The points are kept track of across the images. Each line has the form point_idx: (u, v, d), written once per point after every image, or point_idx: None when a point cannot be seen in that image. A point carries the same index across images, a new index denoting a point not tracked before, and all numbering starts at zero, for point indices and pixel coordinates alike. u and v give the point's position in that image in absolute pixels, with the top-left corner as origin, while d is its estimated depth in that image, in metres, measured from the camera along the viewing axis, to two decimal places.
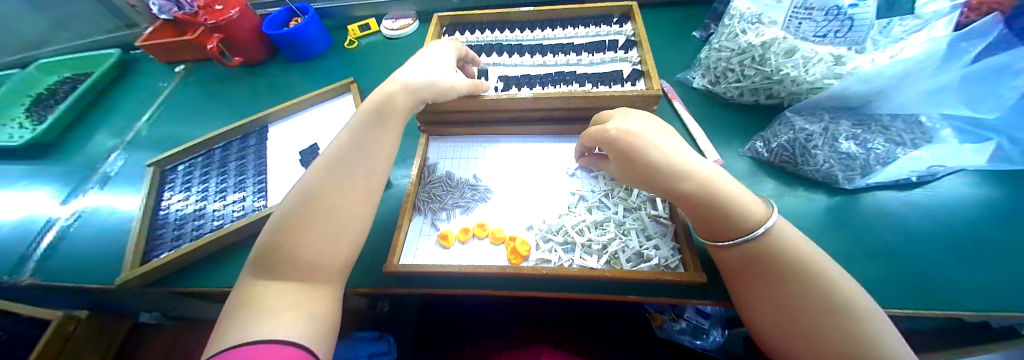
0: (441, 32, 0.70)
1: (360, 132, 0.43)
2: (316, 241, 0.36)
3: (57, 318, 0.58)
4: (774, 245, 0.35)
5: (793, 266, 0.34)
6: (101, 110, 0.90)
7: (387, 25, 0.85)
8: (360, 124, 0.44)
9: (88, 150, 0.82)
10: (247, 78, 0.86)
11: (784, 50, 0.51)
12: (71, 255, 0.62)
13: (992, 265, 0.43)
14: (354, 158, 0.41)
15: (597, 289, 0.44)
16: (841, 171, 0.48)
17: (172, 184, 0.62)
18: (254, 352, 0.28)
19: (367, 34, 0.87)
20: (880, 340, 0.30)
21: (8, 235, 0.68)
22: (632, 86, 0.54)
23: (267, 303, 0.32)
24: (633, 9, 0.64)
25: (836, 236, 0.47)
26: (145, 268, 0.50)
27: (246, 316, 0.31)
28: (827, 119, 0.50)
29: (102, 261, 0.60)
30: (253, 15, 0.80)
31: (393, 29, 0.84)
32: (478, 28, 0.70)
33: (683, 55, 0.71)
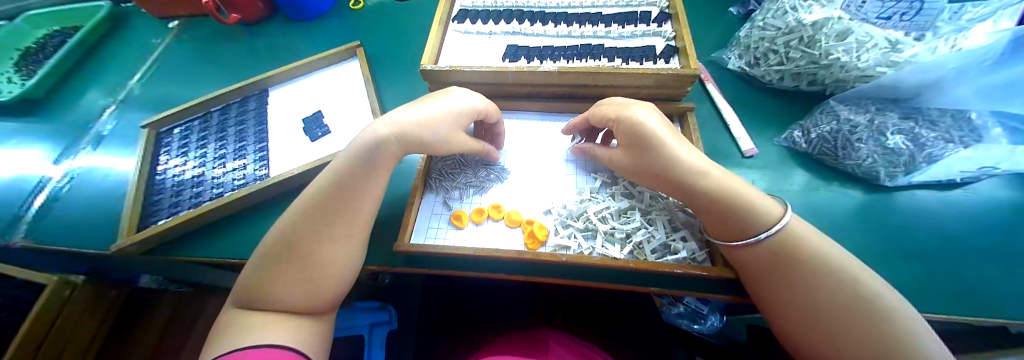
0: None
1: (355, 175, 0.38)
2: (311, 235, 0.36)
3: (52, 282, 0.65)
4: (792, 241, 0.33)
5: (814, 262, 0.32)
6: (91, 66, 0.85)
7: None
8: (351, 168, 0.38)
9: (80, 108, 0.77)
10: (245, 37, 0.80)
11: (837, 32, 0.46)
12: (64, 218, 0.60)
13: None
14: (355, 184, 0.38)
15: (619, 279, 0.42)
16: (883, 167, 0.45)
17: (168, 149, 0.59)
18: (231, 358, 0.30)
19: None
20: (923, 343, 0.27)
21: None
22: (665, 64, 0.50)
23: (266, 306, 0.34)
24: None
25: (874, 233, 0.44)
26: (142, 234, 0.48)
27: (248, 317, 0.34)
28: (873, 111, 0.46)
29: (99, 226, 0.58)
30: None
31: None
32: None
33: (718, 33, 0.67)
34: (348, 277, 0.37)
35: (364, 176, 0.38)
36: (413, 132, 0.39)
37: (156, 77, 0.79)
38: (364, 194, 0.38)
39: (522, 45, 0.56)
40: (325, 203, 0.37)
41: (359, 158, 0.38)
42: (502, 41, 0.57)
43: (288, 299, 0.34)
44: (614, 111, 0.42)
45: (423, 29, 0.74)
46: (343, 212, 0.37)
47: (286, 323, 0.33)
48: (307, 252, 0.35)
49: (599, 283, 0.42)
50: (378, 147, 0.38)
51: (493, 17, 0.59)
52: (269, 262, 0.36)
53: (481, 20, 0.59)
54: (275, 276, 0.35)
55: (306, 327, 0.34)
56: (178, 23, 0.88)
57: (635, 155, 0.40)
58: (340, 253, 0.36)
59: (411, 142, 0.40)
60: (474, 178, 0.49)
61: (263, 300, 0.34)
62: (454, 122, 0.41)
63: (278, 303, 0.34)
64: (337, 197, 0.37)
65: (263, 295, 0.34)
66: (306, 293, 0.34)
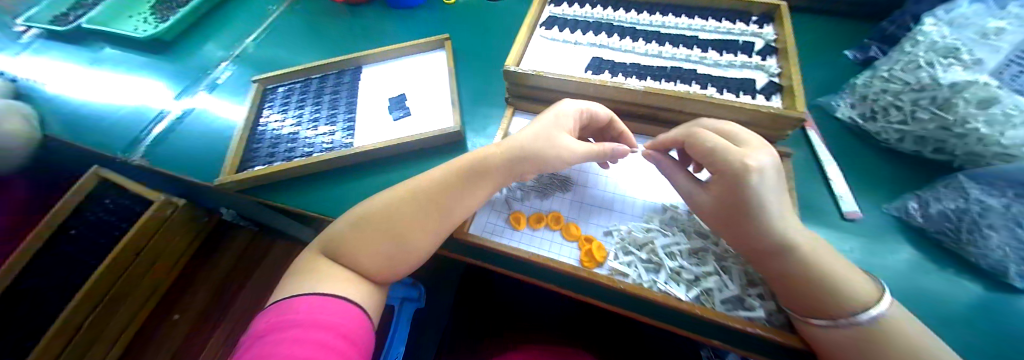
0: (550, 1, 0.65)
1: (461, 183, 0.41)
2: (406, 219, 0.38)
3: (158, 201, 0.77)
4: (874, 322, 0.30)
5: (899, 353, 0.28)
6: (214, 22, 0.97)
7: None
8: (460, 176, 0.41)
9: (201, 56, 0.89)
10: (346, 17, 0.88)
11: (979, 99, 0.40)
12: (176, 148, 0.69)
13: None
14: (465, 187, 0.41)
15: (664, 320, 0.41)
16: (1016, 264, 0.38)
17: (272, 104, 0.66)
18: (280, 305, 0.33)
19: None
20: None
21: (130, 116, 0.77)
22: (765, 101, 0.47)
23: (344, 263, 0.37)
24: (781, 9, 0.55)
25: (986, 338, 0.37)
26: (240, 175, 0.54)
27: (325, 267, 0.36)
28: (1013, 196, 0.39)
29: (201, 160, 0.66)
30: None
31: None
32: (588, 2, 0.64)
33: (828, 76, 0.61)
34: (422, 257, 0.40)
35: (473, 183, 0.41)
36: (516, 148, 0.42)
37: (266, 40, 0.89)
38: (467, 195, 0.41)
39: (608, 59, 0.56)
40: (427, 192, 0.40)
41: (469, 168, 0.41)
42: (586, 53, 0.57)
43: (368, 265, 0.37)
44: (722, 151, 0.36)
45: (509, 32, 0.76)
46: (445, 206, 0.39)
47: (354, 281, 0.36)
48: (391, 228, 0.38)
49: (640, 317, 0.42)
50: (486, 162, 0.42)
51: (581, 28, 0.60)
52: (351, 228, 0.39)
53: (569, 29, 0.60)
54: (351, 236, 0.38)
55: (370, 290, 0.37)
56: None
57: (724, 206, 0.36)
58: (413, 233, 0.38)
59: (522, 156, 0.42)
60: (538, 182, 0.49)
61: (343, 258, 0.37)
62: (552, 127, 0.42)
63: (354, 265, 0.37)
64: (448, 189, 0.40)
65: (340, 253, 0.37)
66: (381, 263, 0.37)
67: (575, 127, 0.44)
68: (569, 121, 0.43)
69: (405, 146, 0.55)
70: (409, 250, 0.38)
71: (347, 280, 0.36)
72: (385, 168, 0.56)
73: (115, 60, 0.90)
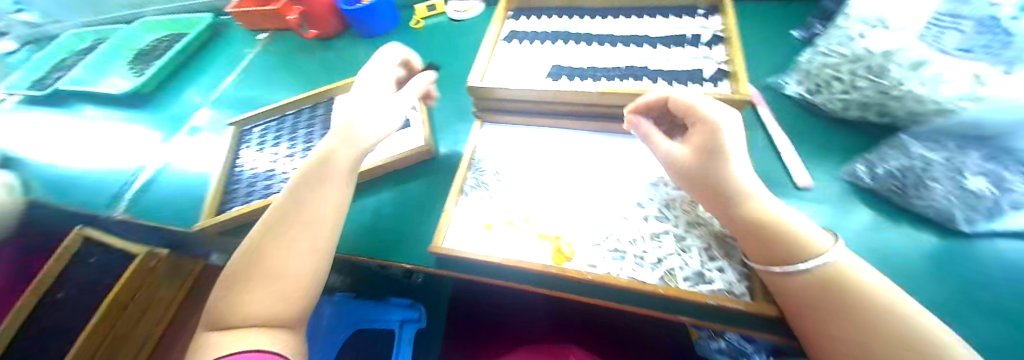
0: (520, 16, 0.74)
1: (312, 178, 0.48)
2: (285, 232, 0.45)
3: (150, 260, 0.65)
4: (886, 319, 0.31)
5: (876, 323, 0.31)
6: (194, 68, 1.05)
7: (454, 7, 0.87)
8: (309, 173, 0.48)
9: (180, 104, 0.94)
10: (317, 51, 0.91)
11: (911, 62, 0.45)
12: (159, 197, 0.71)
13: None
14: (313, 183, 0.47)
15: (732, 322, 0.42)
16: (962, 211, 0.42)
17: (248, 144, 0.68)
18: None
19: (433, 15, 0.89)
20: None
21: (103, 175, 0.77)
22: (712, 87, 0.54)
23: (240, 300, 0.41)
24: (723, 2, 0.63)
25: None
26: (226, 216, 0.57)
27: (225, 312, 0.41)
28: (953, 149, 0.44)
29: (181, 208, 0.68)
30: None
31: (461, 11, 0.86)
32: (547, 14, 0.73)
33: (772, 58, 0.68)
34: (304, 263, 0.44)
35: (317, 181, 0.48)
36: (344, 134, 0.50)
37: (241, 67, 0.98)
38: (323, 191, 0.47)
39: (565, 66, 0.63)
40: (292, 199, 0.47)
41: (310, 170, 0.48)
42: (548, 61, 0.64)
43: (273, 294, 0.41)
44: (704, 118, 0.43)
45: (469, 39, 0.82)
46: (305, 207, 0.46)
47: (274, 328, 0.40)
48: (267, 251, 0.44)
49: (731, 328, 0.42)
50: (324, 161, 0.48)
51: (549, 37, 0.68)
52: (245, 270, 0.44)
53: (535, 40, 0.68)
54: (242, 286, 0.43)
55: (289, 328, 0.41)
56: (263, 35, 1.05)
57: (700, 158, 0.44)
58: (287, 252, 0.43)
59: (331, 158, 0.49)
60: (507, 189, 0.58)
61: (236, 307, 0.41)
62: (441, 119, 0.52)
63: (253, 301, 0.41)
64: (297, 215, 0.45)
65: (237, 309, 0.41)
66: (274, 299, 0.41)
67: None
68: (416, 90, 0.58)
69: None
70: (297, 266, 0.43)
71: (264, 326, 0.40)
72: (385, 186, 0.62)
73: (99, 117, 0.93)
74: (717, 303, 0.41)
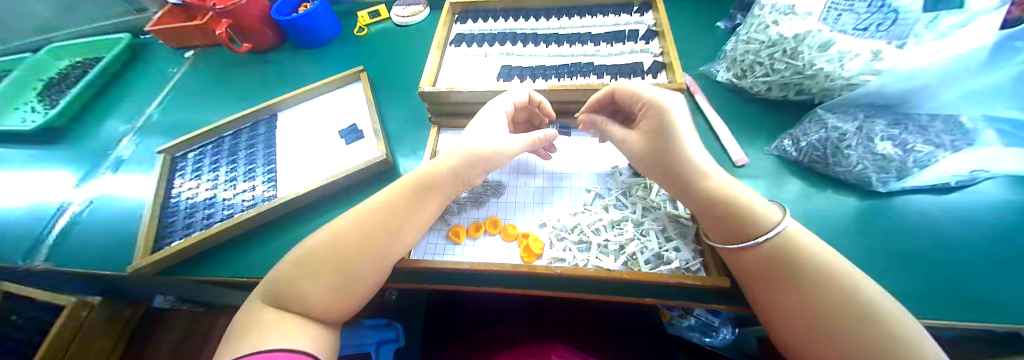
0: (462, 20, 0.74)
1: (419, 194, 0.47)
2: (363, 241, 0.42)
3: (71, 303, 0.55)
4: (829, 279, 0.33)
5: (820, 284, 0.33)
6: (115, 94, 0.95)
7: (398, 12, 0.85)
8: (421, 188, 0.47)
9: (101, 135, 0.85)
10: (255, 66, 0.86)
11: (819, 44, 0.50)
12: (83, 239, 0.65)
13: None
14: (422, 197, 0.47)
15: (693, 298, 0.45)
16: (875, 172, 0.47)
17: (183, 172, 0.62)
18: None
19: (377, 21, 0.86)
20: (910, 344, 0.28)
21: (20, 222, 0.69)
22: (653, 79, 0.57)
23: (288, 306, 0.38)
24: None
25: (934, 269, 0.44)
26: (160, 255, 0.52)
27: (259, 322, 0.37)
28: (861, 118, 0.49)
29: (109, 249, 0.62)
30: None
31: (404, 15, 0.84)
32: (491, 16, 0.74)
33: (705, 46, 0.73)
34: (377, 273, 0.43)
35: (426, 197, 0.47)
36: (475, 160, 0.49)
37: (164, 91, 0.90)
38: (424, 206, 0.47)
39: (516, 66, 0.64)
40: (391, 206, 0.45)
41: (419, 186, 0.47)
42: (495, 62, 0.65)
43: (318, 299, 0.39)
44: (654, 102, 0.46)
45: (416, 45, 0.80)
46: (406, 217, 0.45)
47: (315, 337, 0.37)
48: (344, 256, 0.41)
49: (692, 302, 0.44)
50: (433, 181, 0.48)
51: (493, 39, 0.68)
52: (295, 268, 0.41)
53: (477, 43, 0.68)
54: (295, 277, 0.40)
55: (324, 335, 0.38)
56: (193, 53, 0.97)
57: (653, 141, 0.46)
58: (352, 262, 0.41)
59: (456, 174, 0.49)
60: (471, 194, 0.57)
61: (286, 307, 0.38)
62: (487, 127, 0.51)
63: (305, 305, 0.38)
64: (396, 226, 0.44)
65: (287, 306, 0.38)
66: (324, 298, 0.39)
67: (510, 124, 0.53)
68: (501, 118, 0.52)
69: (336, 184, 0.55)
70: (354, 274, 0.41)
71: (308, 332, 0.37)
72: (336, 205, 0.56)
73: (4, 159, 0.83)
74: (678, 281, 0.43)
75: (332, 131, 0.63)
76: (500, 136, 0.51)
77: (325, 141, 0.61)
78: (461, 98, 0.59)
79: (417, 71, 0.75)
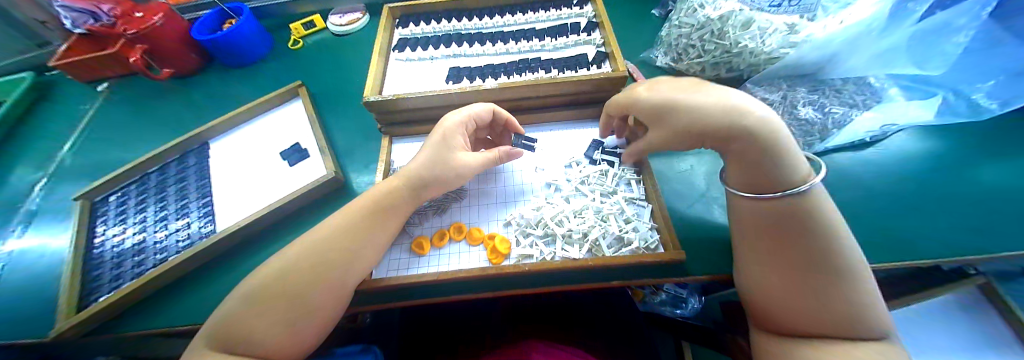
0: (402, 25, 0.72)
1: (372, 211, 0.45)
2: (315, 268, 0.40)
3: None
4: (831, 235, 0.33)
5: (820, 241, 0.33)
6: (19, 140, 0.85)
7: (333, 21, 0.81)
8: (375, 205, 0.46)
9: (5, 188, 0.75)
10: (182, 92, 0.79)
11: (741, 22, 0.54)
12: None
13: (952, 220, 0.46)
14: (380, 215, 0.45)
15: (657, 273, 0.46)
16: (802, 137, 0.51)
17: (106, 218, 0.56)
18: None
19: (313, 32, 0.82)
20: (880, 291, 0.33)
21: None
22: (597, 69, 0.58)
23: (235, 347, 0.36)
24: None
25: (864, 221, 0.47)
26: (88, 311, 0.46)
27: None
28: (785, 88, 0.54)
29: (24, 315, 0.55)
30: (180, 20, 0.74)
31: (341, 24, 0.80)
32: (432, 19, 0.72)
33: (645, 33, 0.76)
34: (336, 298, 0.41)
35: (378, 212, 0.45)
36: (428, 177, 0.48)
37: (77, 130, 0.81)
38: (378, 224, 0.45)
39: (463, 67, 0.63)
40: (343, 227, 0.43)
41: (374, 203, 0.46)
42: (441, 66, 0.64)
43: (271, 336, 0.37)
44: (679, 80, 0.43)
45: (358, 54, 0.77)
46: (361, 237, 0.43)
47: None
48: (295, 287, 0.39)
49: (656, 278, 0.46)
50: (390, 196, 0.47)
51: (434, 41, 0.67)
52: (242, 306, 0.38)
53: (419, 46, 0.67)
54: (241, 316, 0.37)
55: None
56: (108, 85, 0.88)
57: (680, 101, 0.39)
58: (306, 289, 0.39)
59: (422, 185, 0.48)
60: (440, 203, 0.55)
61: (232, 348, 0.36)
62: (441, 147, 0.49)
63: (254, 342, 0.36)
64: (353, 245, 0.43)
65: (236, 346, 0.36)
66: (280, 332, 0.37)
67: (466, 140, 0.52)
68: (456, 137, 0.50)
69: (284, 209, 0.53)
70: (308, 303, 0.39)
71: None
72: (286, 232, 0.53)
73: None
74: (639, 261, 0.44)
75: (275, 154, 0.59)
76: (454, 157, 0.49)
77: (268, 164, 0.58)
78: (410, 105, 0.57)
79: (361, 81, 0.72)
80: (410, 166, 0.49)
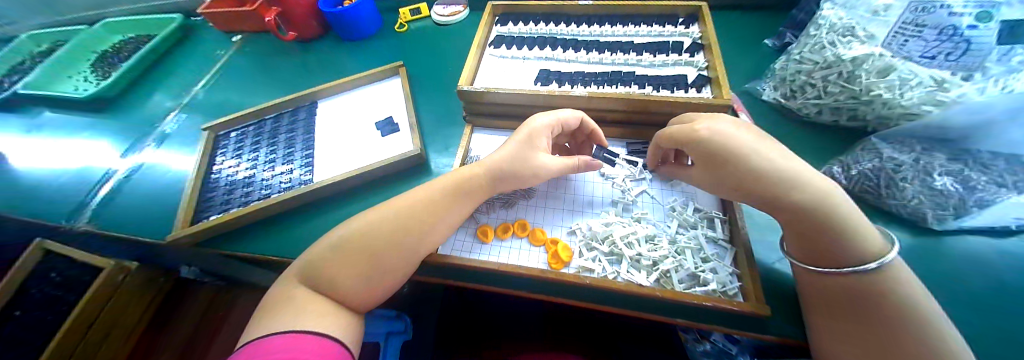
0: (501, 22, 0.75)
1: (453, 191, 0.47)
2: (396, 234, 0.43)
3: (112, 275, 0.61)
4: (920, 319, 0.31)
5: (919, 328, 0.31)
6: (164, 71, 1.01)
7: (437, 11, 0.86)
8: (457, 186, 0.48)
9: (148, 109, 0.90)
10: (297, 53, 0.89)
11: (878, 68, 0.48)
12: (125, 207, 0.68)
13: None
14: (458, 197, 0.47)
15: (729, 321, 0.43)
16: (931, 209, 0.45)
17: (225, 150, 0.65)
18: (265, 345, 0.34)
19: (418, 18, 0.88)
20: None
21: (70, 183, 0.74)
22: (697, 93, 0.56)
23: (316, 288, 0.39)
24: (702, 10, 0.65)
25: (1003, 323, 0.40)
26: (201, 227, 0.53)
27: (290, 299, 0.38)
28: (920, 150, 0.46)
29: (149, 218, 0.65)
30: None
31: (443, 15, 0.85)
32: (532, 19, 0.74)
33: (750, 65, 0.71)
34: (407, 265, 0.43)
35: (458, 194, 0.47)
36: (509, 171, 0.49)
37: (209, 72, 0.94)
38: (455, 206, 0.47)
39: (554, 71, 0.64)
40: (425, 201, 0.45)
41: (456, 184, 0.48)
42: (534, 66, 0.66)
43: (347, 287, 0.40)
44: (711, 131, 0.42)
45: (454, 43, 0.82)
46: (439, 214, 0.45)
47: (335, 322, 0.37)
48: (375, 248, 0.41)
49: (726, 326, 0.43)
50: (472, 180, 0.49)
51: (531, 42, 0.69)
52: (329, 252, 0.41)
53: (515, 44, 0.69)
54: (326, 262, 0.40)
55: (344, 320, 0.39)
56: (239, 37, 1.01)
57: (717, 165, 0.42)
58: (386, 253, 0.42)
59: (501, 177, 0.49)
60: (511, 199, 0.56)
61: (314, 288, 0.39)
62: (527, 145, 0.50)
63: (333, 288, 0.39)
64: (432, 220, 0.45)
65: (318, 288, 0.39)
66: (357, 284, 0.40)
67: (549, 143, 0.52)
68: (542, 138, 0.50)
69: (370, 174, 0.57)
70: (385, 265, 0.41)
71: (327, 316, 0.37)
72: (366, 195, 0.57)
73: (59, 124, 0.88)
74: (714, 305, 0.41)
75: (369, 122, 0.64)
76: (536, 158, 0.49)
77: (362, 130, 0.63)
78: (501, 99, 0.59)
79: (453, 69, 0.76)
80: (491, 157, 0.50)
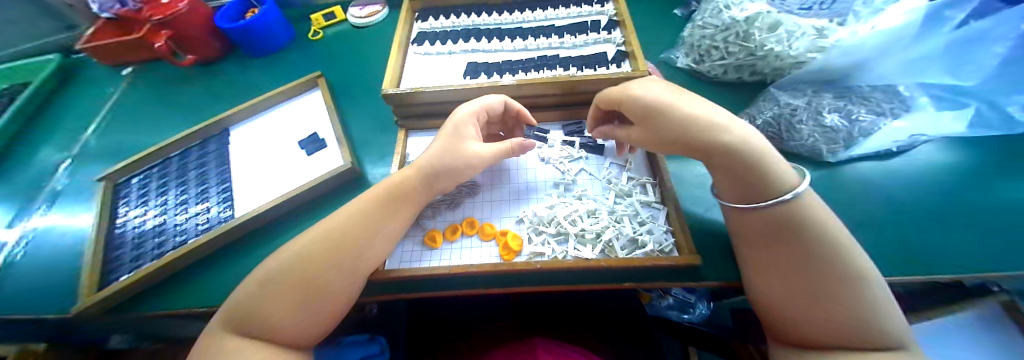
0: (421, 18, 0.72)
1: (387, 202, 0.45)
2: (330, 257, 0.40)
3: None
4: (829, 238, 0.34)
5: (828, 246, 0.34)
6: (45, 120, 0.87)
7: (354, 13, 0.82)
8: (391, 196, 0.46)
9: (30, 167, 0.77)
10: (203, 79, 0.80)
11: (768, 24, 0.53)
12: (16, 283, 0.58)
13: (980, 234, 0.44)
14: (394, 207, 0.46)
15: (670, 277, 0.46)
16: (825, 144, 0.50)
17: (127, 200, 0.58)
18: None
19: (334, 23, 0.83)
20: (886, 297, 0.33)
21: None
22: (617, 68, 0.57)
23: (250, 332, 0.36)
24: None
25: (890, 233, 0.46)
26: (107, 292, 0.47)
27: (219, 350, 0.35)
28: (810, 94, 0.52)
29: (49, 291, 0.57)
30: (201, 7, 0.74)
31: (361, 17, 0.81)
32: (453, 12, 0.72)
33: (666, 33, 0.75)
34: (347, 288, 0.41)
35: (392, 204, 0.45)
36: (441, 165, 0.48)
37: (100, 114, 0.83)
38: (392, 216, 0.45)
39: (480, 63, 0.63)
40: (357, 218, 0.43)
41: (389, 194, 0.46)
42: (459, 60, 0.64)
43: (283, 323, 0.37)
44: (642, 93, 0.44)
45: (376, 46, 0.78)
46: (375, 228, 0.43)
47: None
48: (309, 276, 0.39)
49: (667, 281, 0.46)
50: (406, 188, 0.47)
51: (454, 36, 0.67)
52: (257, 291, 0.38)
53: (437, 41, 0.67)
54: (256, 301, 0.38)
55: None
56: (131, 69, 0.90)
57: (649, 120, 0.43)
58: (322, 277, 0.39)
59: (436, 174, 0.48)
60: (454, 196, 0.56)
61: (247, 332, 0.36)
62: (453, 137, 0.49)
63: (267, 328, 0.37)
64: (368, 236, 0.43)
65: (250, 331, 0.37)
66: (294, 319, 0.37)
67: (478, 131, 0.52)
68: (468, 128, 0.50)
69: (300, 198, 0.53)
70: (322, 291, 0.39)
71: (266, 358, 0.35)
72: (300, 221, 0.53)
73: None
74: (653, 264, 0.43)
75: (292, 143, 0.60)
76: (466, 147, 0.49)
77: (285, 153, 0.58)
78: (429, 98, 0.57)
79: (378, 74, 0.73)
80: (424, 155, 0.49)
